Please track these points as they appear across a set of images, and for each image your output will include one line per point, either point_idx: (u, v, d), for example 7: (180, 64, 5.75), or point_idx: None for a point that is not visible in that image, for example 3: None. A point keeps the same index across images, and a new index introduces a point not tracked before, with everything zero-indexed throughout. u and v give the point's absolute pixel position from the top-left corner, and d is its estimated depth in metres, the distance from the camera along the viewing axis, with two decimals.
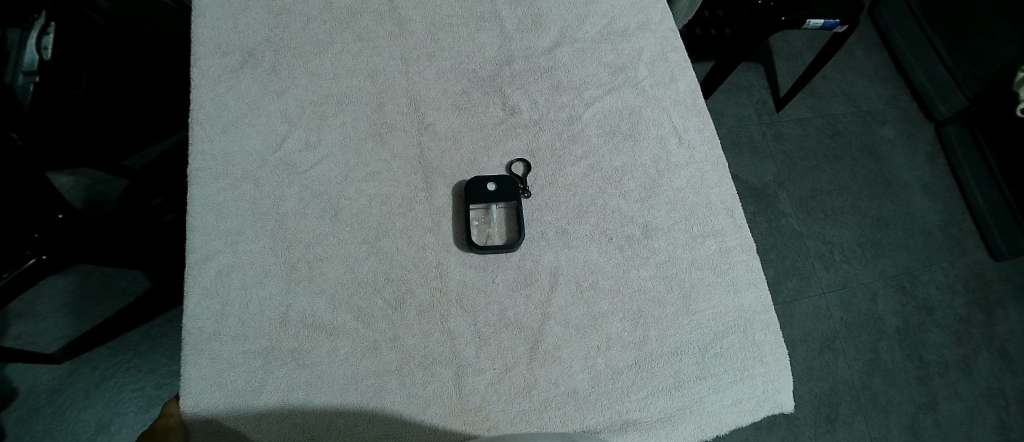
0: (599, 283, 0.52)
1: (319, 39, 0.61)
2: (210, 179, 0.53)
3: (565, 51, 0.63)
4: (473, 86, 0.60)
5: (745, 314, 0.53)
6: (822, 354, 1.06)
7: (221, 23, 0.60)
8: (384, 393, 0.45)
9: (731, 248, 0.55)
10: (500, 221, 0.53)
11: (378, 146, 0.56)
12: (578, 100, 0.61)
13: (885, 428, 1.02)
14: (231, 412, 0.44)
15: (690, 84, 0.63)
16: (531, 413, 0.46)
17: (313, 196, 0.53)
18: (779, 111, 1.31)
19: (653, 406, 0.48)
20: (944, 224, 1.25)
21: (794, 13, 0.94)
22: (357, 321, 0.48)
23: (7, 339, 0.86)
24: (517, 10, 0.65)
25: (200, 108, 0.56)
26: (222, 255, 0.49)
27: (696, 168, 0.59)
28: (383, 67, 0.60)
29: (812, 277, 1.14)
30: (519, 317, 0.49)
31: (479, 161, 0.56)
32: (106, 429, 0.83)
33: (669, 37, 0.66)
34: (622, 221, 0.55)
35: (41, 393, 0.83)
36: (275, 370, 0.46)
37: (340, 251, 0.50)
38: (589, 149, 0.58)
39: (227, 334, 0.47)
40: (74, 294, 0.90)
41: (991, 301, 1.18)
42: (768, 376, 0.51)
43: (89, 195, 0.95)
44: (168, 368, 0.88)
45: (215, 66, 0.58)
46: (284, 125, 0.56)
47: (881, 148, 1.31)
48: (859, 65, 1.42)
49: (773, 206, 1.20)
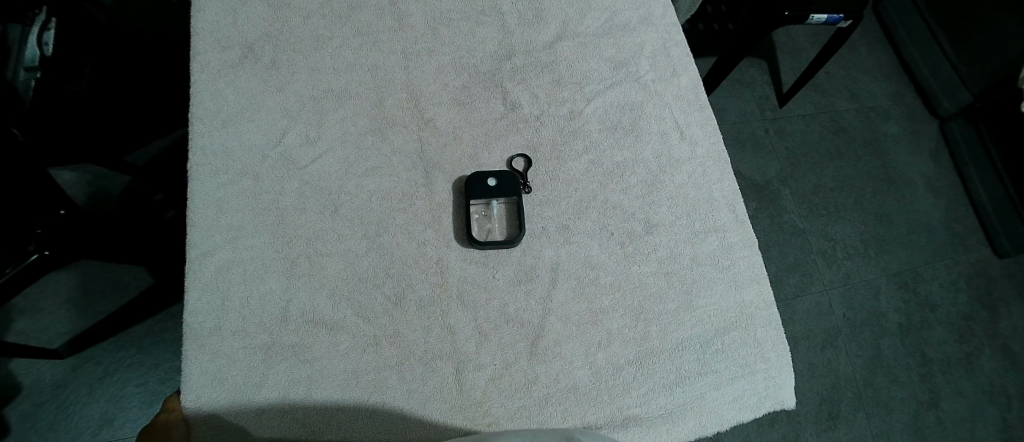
0: (600, 279, 0.52)
1: (320, 33, 0.61)
2: (210, 174, 0.52)
3: (566, 45, 0.63)
4: (474, 81, 0.60)
5: (747, 310, 0.53)
6: (823, 350, 1.06)
7: (221, 17, 0.60)
8: (384, 388, 0.45)
9: (733, 243, 0.55)
10: (501, 216, 0.53)
11: (378, 141, 0.55)
12: (579, 95, 0.60)
13: (886, 425, 1.02)
14: (232, 407, 0.44)
15: (692, 78, 0.63)
16: (531, 409, 0.46)
17: (313, 192, 0.52)
18: (781, 106, 1.31)
19: (653, 402, 0.48)
20: (947, 220, 1.24)
21: (798, 8, 0.92)
22: (357, 317, 0.48)
23: (10, 334, 0.86)
24: (519, 5, 0.65)
25: (200, 103, 0.56)
26: (223, 250, 0.49)
27: (698, 164, 0.58)
28: (383, 62, 0.60)
29: (815, 274, 1.13)
30: (519, 313, 0.49)
31: (479, 157, 0.56)
32: (109, 424, 0.83)
33: (671, 32, 0.66)
34: (623, 216, 0.55)
35: (43, 388, 0.84)
36: (276, 365, 0.46)
37: (340, 247, 0.50)
38: (589, 144, 0.58)
39: (227, 329, 0.47)
40: (76, 290, 0.91)
41: (994, 298, 1.18)
42: (770, 372, 0.51)
43: (90, 191, 0.95)
44: (170, 363, 0.88)
45: (214, 60, 0.58)
46: (284, 120, 0.56)
47: (885, 144, 1.30)
48: (862, 61, 1.40)
49: (775, 202, 1.19)
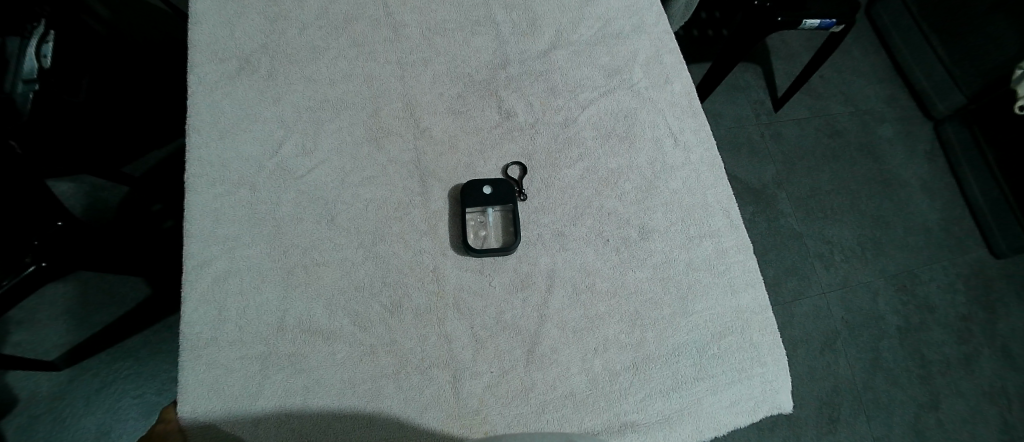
0: (596, 285, 0.52)
1: (316, 44, 0.61)
2: (208, 185, 0.53)
3: (560, 54, 0.64)
4: (469, 90, 0.60)
5: (743, 315, 0.53)
6: (822, 353, 1.06)
7: (219, 30, 0.61)
8: (382, 396, 0.45)
9: (728, 248, 0.56)
10: (496, 224, 0.53)
11: (374, 151, 0.56)
12: (574, 103, 0.61)
13: (887, 427, 1.02)
14: (230, 417, 0.44)
15: (685, 85, 0.64)
16: (529, 416, 0.46)
17: (310, 202, 0.53)
18: (777, 110, 1.31)
19: (652, 407, 0.48)
20: (944, 221, 1.25)
21: (791, 13, 0.94)
22: (355, 325, 0.48)
23: (7, 346, 0.86)
24: (513, 14, 0.65)
25: (199, 115, 0.56)
26: (220, 260, 0.50)
27: (692, 170, 0.59)
28: (379, 72, 0.60)
29: (813, 277, 1.13)
30: (516, 320, 0.49)
31: (475, 165, 0.56)
32: (106, 435, 0.83)
33: (664, 39, 0.66)
34: (618, 223, 0.55)
35: (41, 400, 0.83)
36: (274, 375, 0.46)
37: (337, 256, 0.51)
38: (585, 151, 0.58)
39: (224, 339, 0.47)
40: (73, 301, 0.91)
41: (992, 299, 1.18)
42: (767, 376, 0.51)
43: (89, 202, 0.96)
44: (168, 374, 0.88)
45: (212, 72, 0.58)
46: (281, 131, 0.56)
47: (880, 147, 1.31)
48: (856, 64, 1.42)
49: (772, 206, 1.20)
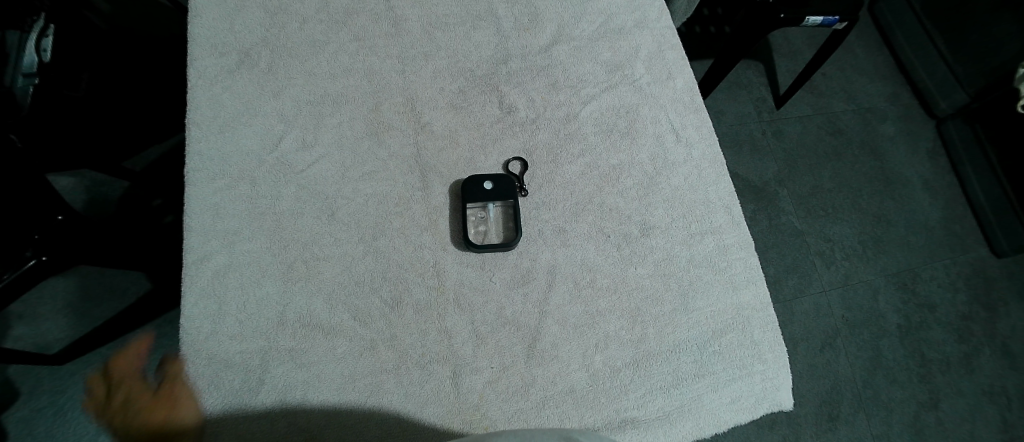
0: (597, 281, 0.52)
1: (316, 39, 0.61)
2: (208, 179, 0.53)
3: (561, 49, 0.63)
4: (470, 85, 0.60)
5: (744, 312, 0.53)
6: (823, 351, 1.06)
7: (219, 23, 0.61)
8: (382, 392, 0.45)
9: (729, 245, 0.55)
10: (497, 220, 0.53)
11: (374, 146, 0.56)
12: (576, 98, 0.61)
13: (886, 425, 1.02)
14: (229, 412, 0.44)
15: (687, 81, 0.63)
16: (529, 412, 0.46)
17: (310, 196, 0.53)
18: (779, 108, 1.31)
19: (652, 404, 0.48)
20: (945, 220, 1.25)
21: (794, 10, 0.93)
22: (355, 321, 0.48)
23: (7, 340, 0.86)
24: (514, 9, 0.65)
25: (198, 109, 0.56)
26: (220, 254, 0.49)
27: (694, 166, 0.59)
28: (379, 67, 0.60)
29: (813, 275, 1.13)
30: (516, 316, 0.49)
31: (476, 160, 0.56)
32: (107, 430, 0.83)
33: (666, 35, 0.66)
34: (620, 219, 0.55)
35: (42, 394, 0.84)
36: (273, 369, 0.46)
37: (337, 251, 0.50)
38: (586, 148, 0.58)
39: (224, 333, 0.47)
40: (73, 296, 0.90)
41: (992, 298, 1.18)
42: (767, 373, 0.51)
43: (89, 196, 0.96)
44: None
45: (212, 66, 0.58)
46: (281, 125, 0.56)
47: (882, 145, 1.31)
48: (858, 62, 1.41)
49: (773, 203, 1.19)
